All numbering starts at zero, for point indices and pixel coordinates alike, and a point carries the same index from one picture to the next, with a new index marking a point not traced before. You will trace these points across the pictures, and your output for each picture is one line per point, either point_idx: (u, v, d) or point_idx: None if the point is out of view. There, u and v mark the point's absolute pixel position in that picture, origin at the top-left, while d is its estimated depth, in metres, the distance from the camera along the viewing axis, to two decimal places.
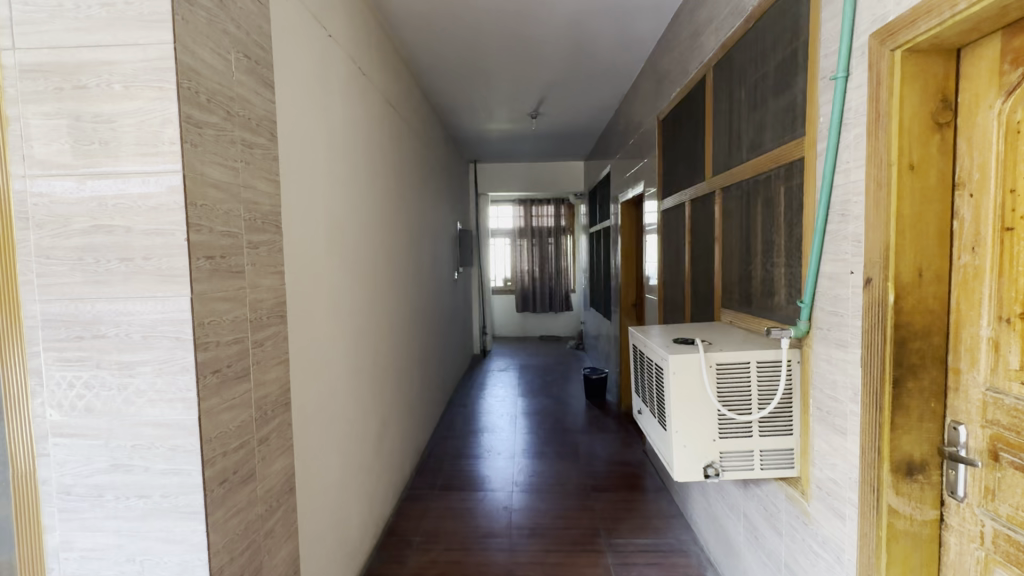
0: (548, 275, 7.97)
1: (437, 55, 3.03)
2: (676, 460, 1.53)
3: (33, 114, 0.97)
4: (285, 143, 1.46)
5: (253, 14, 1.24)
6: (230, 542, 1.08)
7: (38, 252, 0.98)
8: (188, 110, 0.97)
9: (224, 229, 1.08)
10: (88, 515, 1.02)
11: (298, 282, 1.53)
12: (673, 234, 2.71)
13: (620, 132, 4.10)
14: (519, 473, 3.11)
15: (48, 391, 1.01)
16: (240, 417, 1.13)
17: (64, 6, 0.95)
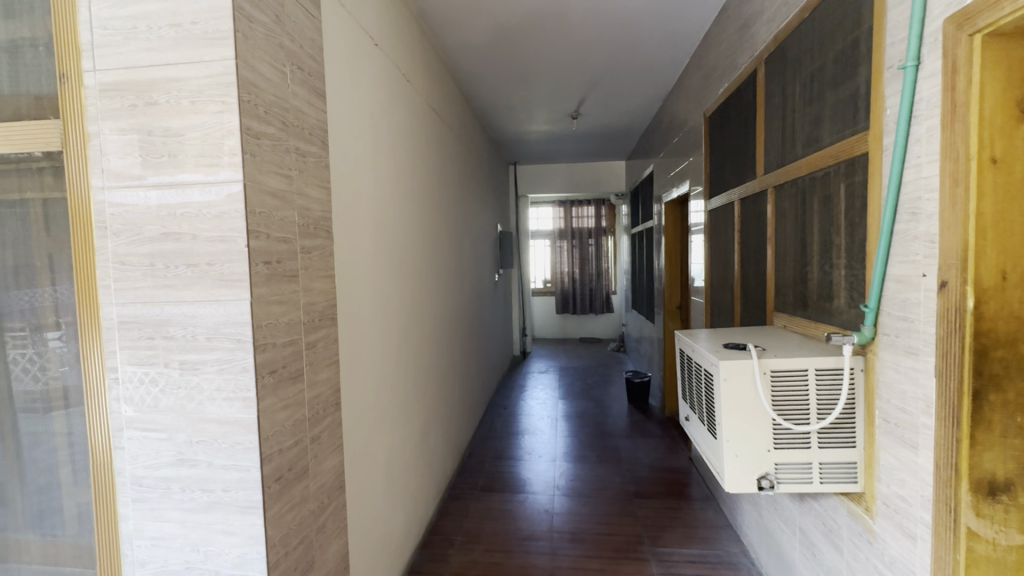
0: (589, 276, 7.88)
1: (478, 59, 3.05)
2: (727, 471, 1.47)
3: (111, 130, 1.04)
4: (335, 150, 1.50)
5: (307, 28, 1.28)
6: (285, 536, 1.12)
7: (115, 258, 1.06)
8: (247, 121, 1.01)
9: (280, 235, 1.12)
10: (158, 506, 1.09)
11: (347, 285, 1.57)
12: (721, 235, 2.62)
13: (664, 130, 4.00)
14: (559, 476, 3.09)
15: (123, 387, 1.08)
16: (294, 416, 1.17)
17: (136, 28, 1.02)
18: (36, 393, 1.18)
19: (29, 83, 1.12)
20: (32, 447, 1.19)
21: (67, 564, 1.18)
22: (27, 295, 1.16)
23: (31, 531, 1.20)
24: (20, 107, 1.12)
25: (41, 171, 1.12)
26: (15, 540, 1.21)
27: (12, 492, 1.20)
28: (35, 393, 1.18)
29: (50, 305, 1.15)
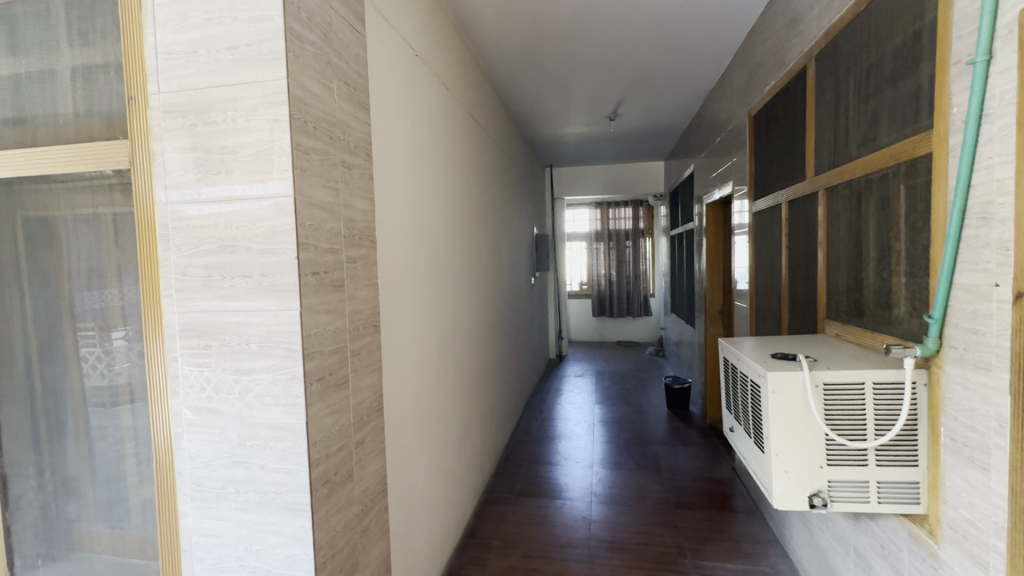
0: (626, 279, 7.76)
1: (516, 64, 3.06)
2: (775, 486, 1.41)
3: (173, 149, 1.11)
4: (379, 161, 1.54)
5: (352, 44, 1.32)
6: (331, 539, 1.15)
7: (177, 269, 1.12)
8: (297, 137, 1.05)
9: (328, 246, 1.16)
10: (214, 504, 1.15)
11: (389, 292, 1.61)
12: (767, 238, 2.52)
13: (705, 130, 3.89)
14: (597, 483, 3.05)
15: (183, 391, 1.15)
16: (340, 422, 1.21)
17: (197, 52, 1.08)
18: (105, 391, 1.26)
19: (102, 106, 1.20)
20: (102, 442, 1.27)
21: (133, 555, 1.26)
22: (98, 299, 1.25)
23: (101, 523, 1.29)
24: (94, 129, 1.20)
25: (110, 188, 1.20)
26: (87, 531, 1.30)
27: (85, 485, 1.29)
28: (103, 387, 1.26)
29: (118, 306, 1.24)
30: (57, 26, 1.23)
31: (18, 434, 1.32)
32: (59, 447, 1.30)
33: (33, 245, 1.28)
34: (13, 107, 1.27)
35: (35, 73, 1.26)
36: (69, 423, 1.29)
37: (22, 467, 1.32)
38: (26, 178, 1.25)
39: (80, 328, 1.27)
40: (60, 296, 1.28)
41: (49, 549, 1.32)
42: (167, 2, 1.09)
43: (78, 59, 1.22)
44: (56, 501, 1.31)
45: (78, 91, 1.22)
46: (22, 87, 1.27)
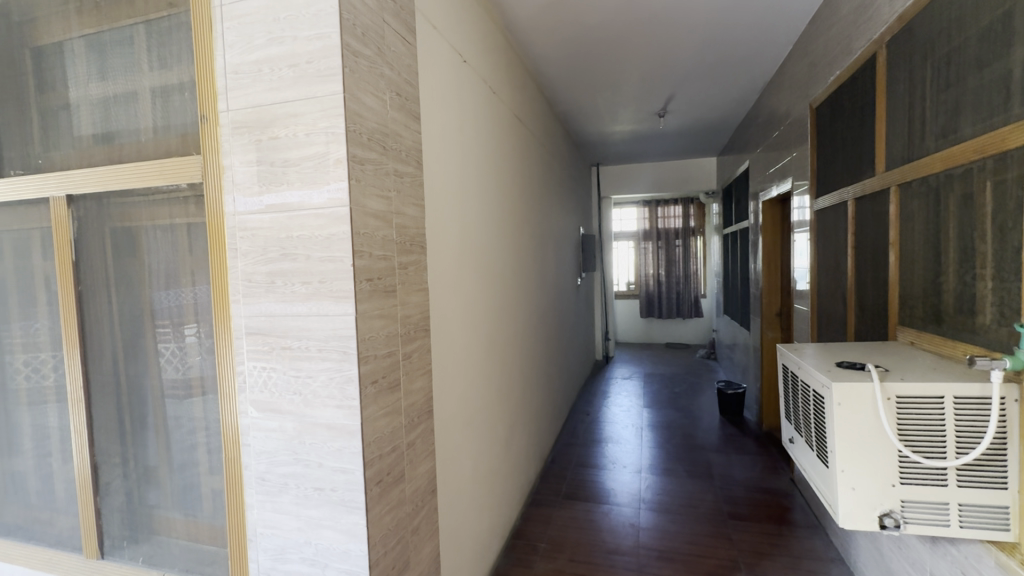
0: (676, 279, 7.54)
1: (562, 65, 3.05)
2: (841, 504, 1.33)
3: (240, 163, 1.18)
4: (429, 168, 1.58)
5: (404, 55, 1.36)
6: (384, 536, 1.19)
7: (244, 276, 1.19)
8: (352, 149, 1.09)
9: (381, 253, 1.20)
10: (277, 498, 1.21)
11: (439, 295, 1.64)
12: (831, 237, 2.38)
13: (761, 124, 3.72)
14: (645, 489, 2.98)
15: (249, 390, 1.22)
16: (392, 423, 1.24)
17: (261, 71, 1.14)
18: (180, 387, 1.36)
19: (177, 123, 1.30)
20: (178, 435, 1.37)
21: (205, 542, 1.35)
22: (175, 301, 1.35)
23: (177, 511, 1.39)
24: (170, 145, 1.30)
25: (185, 200, 1.29)
26: (165, 517, 1.40)
27: (163, 474, 1.40)
28: (178, 381, 1.36)
29: (191, 307, 1.33)
30: (139, 51, 1.34)
31: (107, 425, 1.45)
32: (142, 439, 1.42)
33: (119, 252, 1.40)
34: (103, 126, 1.40)
35: (121, 94, 1.37)
36: (149, 417, 1.41)
37: (111, 456, 1.45)
38: (112, 191, 1.36)
39: (159, 328, 1.38)
40: (141, 300, 1.39)
41: (133, 532, 1.44)
42: (235, 25, 1.16)
43: (157, 81, 1.32)
44: (139, 489, 1.43)
45: (157, 111, 1.32)
46: (110, 108, 1.39)
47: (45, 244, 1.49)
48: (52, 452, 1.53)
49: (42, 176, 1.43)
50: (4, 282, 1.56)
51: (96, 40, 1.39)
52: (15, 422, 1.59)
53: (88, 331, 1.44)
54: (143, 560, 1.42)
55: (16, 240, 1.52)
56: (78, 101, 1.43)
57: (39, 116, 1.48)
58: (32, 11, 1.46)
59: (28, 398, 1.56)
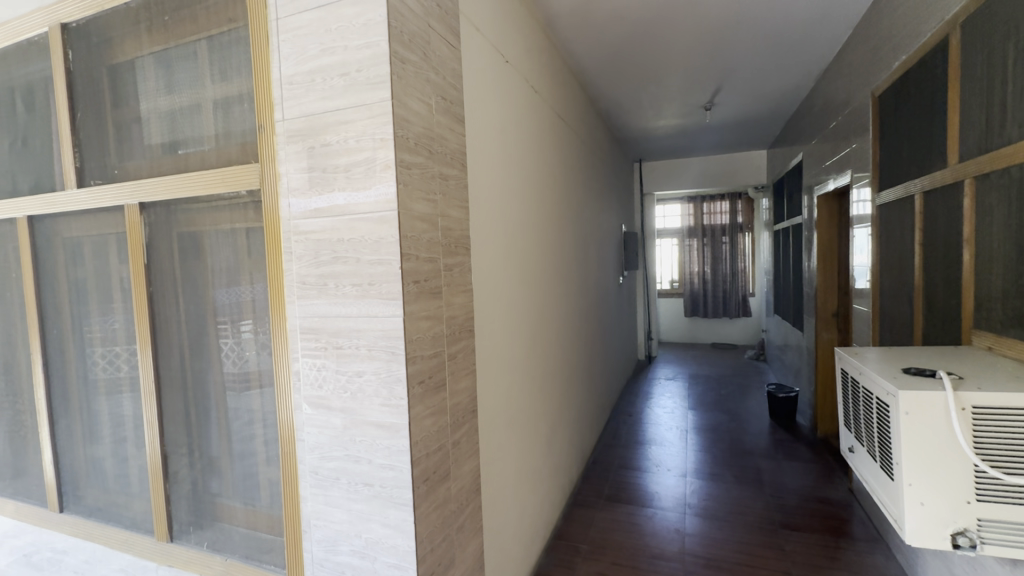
0: (722, 277, 7.29)
1: (605, 61, 3.00)
2: (908, 520, 1.25)
3: (295, 170, 1.23)
4: (473, 169, 1.59)
5: (449, 59, 1.38)
6: (431, 533, 1.22)
7: (298, 278, 1.24)
8: (400, 154, 1.12)
9: (427, 255, 1.22)
10: (330, 492, 1.25)
11: (482, 295, 1.66)
12: (896, 234, 2.23)
13: (817, 114, 3.53)
14: (690, 494, 2.90)
15: (304, 388, 1.27)
16: (438, 422, 1.27)
17: (314, 80, 1.18)
18: (240, 382, 1.43)
19: (237, 133, 1.37)
20: (238, 427, 1.45)
21: (263, 531, 1.42)
22: (235, 300, 1.42)
23: (238, 500, 1.47)
24: (231, 154, 1.37)
25: (244, 206, 1.36)
26: (227, 505, 1.49)
27: (225, 465, 1.48)
28: (238, 376, 1.44)
29: (250, 307, 1.40)
30: (202, 65, 1.42)
31: (175, 417, 1.55)
32: (206, 431, 1.51)
33: (185, 255, 1.49)
34: (171, 136, 1.49)
35: (186, 106, 1.46)
36: (212, 410, 1.49)
37: (178, 445, 1.55)
38: (178, 198, 1.45)
39: (220, 326, 1.46)
40: (205, 300, 1.47)
41: (198, 518, 1.53)
42: (289, 38, 1.21)
43: (219, 93, 1.39)
44: (203, 478, 1.52)
45: (219, 121, 1.40)
46: (177, 119, 1.48)
47: (120, 247, 1.60)
48: (127, 440, 1.66)
49: (118, 186, 1.54)
50: (85, 282, 1.69)
51: (163, 56, 1.48)
52: (95, 411, 1.72)
53: (159, 328, 1.55)
54: (208, 544, 1.51)
55: (95, 244, 1.65)
56: (148, 114, 1.53)
57: (114, 128, 1.59)
58: (107, 30, 1.57)
59: (106, 390, 1.69)
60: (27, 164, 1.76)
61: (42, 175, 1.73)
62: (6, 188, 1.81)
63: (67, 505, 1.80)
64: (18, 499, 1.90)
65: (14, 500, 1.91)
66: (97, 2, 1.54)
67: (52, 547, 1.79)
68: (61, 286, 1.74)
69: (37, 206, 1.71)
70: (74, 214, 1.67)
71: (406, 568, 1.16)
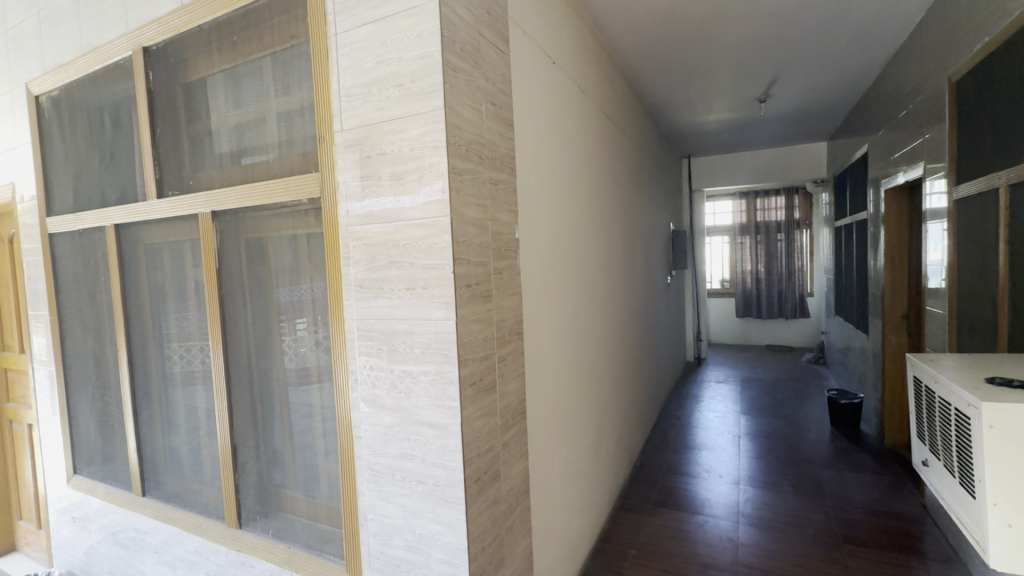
0: (777, 276, 6.97)
1: (653, 57, 2.94)
2: (992, 542, 1.16)
3: (352, 178, 1.28)
4: (522, 173, 1.61)
5: (498, 65, 1.40)
6: (482, 533, 1.24)
7: (356, 282, 1.29)
8: (452, 161, 1.15)
9: (478, 259, 1.25)
10: (384, 488, 1.30)
11: (531, 297, 1.67)
12: (975, 230, 2.07)
13: (885, 103, 3.30)
14: (744, 503, 2.80)
15: (361, 386, 1.32)
16: (488, 423, 1.30)
17: (370, 92, 1.23)
18: (301, 379, 1.51)
19: (299, 143, 1.44)
20: (299, 423, 1.53)
21: (323, 522, 1.49)
22: (296, 300, 1.50)
23: (299, 491, 1.55)
24: (294, 163, 1.45)
25: (305, 212, 1.43)
26: (289, 496, 1.57)
27: (287, 457, 1.57)
28: (299, 374, 1.51)
29: (310, 308, 1.47)
30: (267, 80, 1.51)
31: (243, 411, 1.66)
32: (270, 425, 1.60)
33: (251, 259, 1.58)
34: (239, 148, 1.59)
35: (252, 119, 1.55)
36: (275, 405, 1.58)
37: (246, 438, 1.66)
38: (246, 206, 1.55)
39: (282, 325, 1.54)
40: (269, 302, 1.56)
41: (264, 507, 1.63)
42: (347, 51, 1.26)
43: (282, 106, 1.47)
44: (268, 469, 1.61)
45: (281, 132, 1.48)
46: (244, 132, 1.57)
47: (195, 252, 1.73)
48: (200, 431, 1.78)
49: (192, 195, 1.66)
50: (163, 284, 1.84)
51: (232, 73, 1.59)
52: (173, 404, 1.86)
53: (228, 327, 1.66)
54: (272, 532, 1.60)
55: (173, 249, 1.78)
56: (219, 128, 1.64)
57: (188, 142, 1.72)
58: (182, 52, 1.69)
59: (182, 384, 1.82)
60: (114, 177, 1.93)
61: (127, 187, 1.89)
62: (97, 200, 1.99)
63: (148, 490, 1.95)
64: (107, 483, 2.08)
65: (103, 483, 2.09)
66: (173, 26, 1.66)
67: (136, 528, 1.95)
68: (143, 288, 1.90)
69: (123, 215, 1.87)
70: (154, 222, 1.82)
71: (458, 565, 1.18)
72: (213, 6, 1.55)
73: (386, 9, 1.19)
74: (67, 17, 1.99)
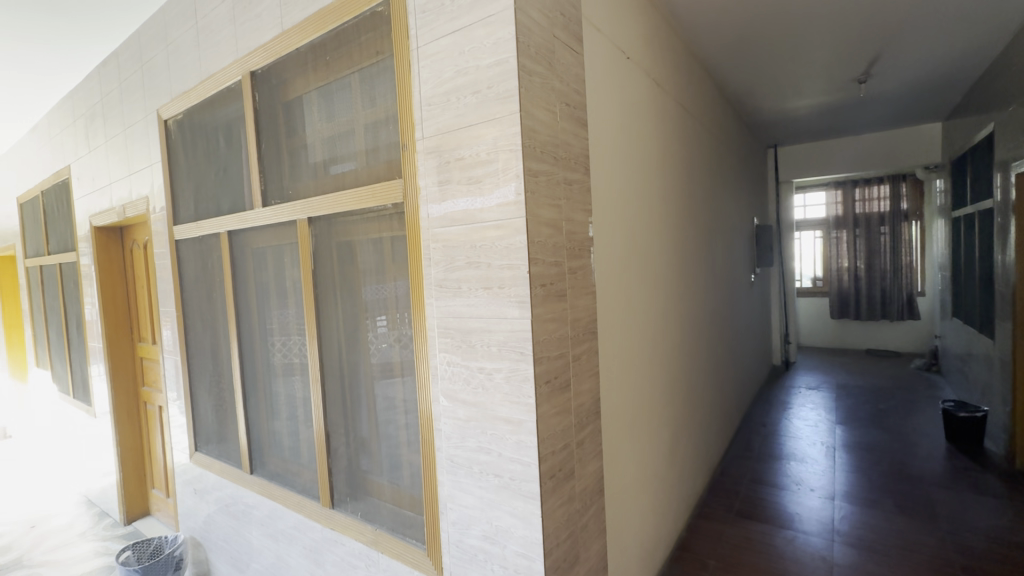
0: (880, 273, 6.31)
1: (735, 43, 2.79)
2: None
3: (433, 182, 1.34)
4: (596, 171, 1.60)
5: (572, 65, 1.41)
6: (557, 529, 1.26)
7: (436, 282, 1.36)
8: (528, 163, 1.18)
9: (553, 259, 1.27)
10: (463, 479, 1.35)
11: (605, 296, 1.66)
12: None
13: (1015, 74, 2.88)
14: (840, 520, 2.58)
15: (440, 381, 1.39)
16: (563, 422, 1.31)
17: (450, 100, 1.28)
18: (385, 373, 1.61)
19: (383, 151, 1.54)
20: (384, 414, 1.63)
21: (407, 508, 1.58)
22: (381, 298, 1.60)
23: (384, 478, 1.65)
24: (379, 170, 1.55)
25: (389, 217, 1.53)
26: (375, 482, 1.68)
27: (374, 445, 1.68)
28: (384, 368, 1.61)
29: (393, 306, 1.56)
30: (354, 94, 1.62)
31: (335, 401, 1.80)
32: (358, 414, 1.72)
33: (342, 261, 1.71)
34: (330, 158, 1.73)
35: (342, 131, 1.68)
36: (363, 397, 1.70)
37: (337, 426, 1.80)
38: (338, 212, 1.68)
39: (368, 322, 1.65)
40: (357, 300, 1.68)
41: (352, 491, 1.76)
42: (428, 62, 1.33)
43: (369, 117, 1.58)
44: (357, 456, 1.74)
45: (368, 142, 1.58)
46: (335, 142, 1.70)
47: (294, 255, 1.90)
48: (299, 418, 1.96)
49: (292, 204, 1.82)
50: (267, 284, 2.04)
51: (325, 90, 1.73)
52: (275, 393, 2.06)
53: (322, 324, 1.81)
54: (361, 514, 1.73)
55: (276, 253, 1.97)
56: (313, 140, 1.79)
57: (288, 155, 1.89)
58: (282, 74, 1.87)
59: (283, 374, 2.01)
60: (227, 189, 2.17)
61: (237, 198, 2.12)
62: (213, 209, 2.25)
63: (255, 468, 2.18)
64: (222, 460, 2.35)
65: (218, 460, 2.36)
66: (275, 51, 1.84)
67: (245, 502, 2.18)
68: (250, 287, 2.12)
69: (234, 222, 2.09)
70: (259, 228, 2.02)
71: (534, 559, 1.21)
72: (310, 30, 1.70)
73: (464, 19, 1.24)
74: (189, 49, 2.27)
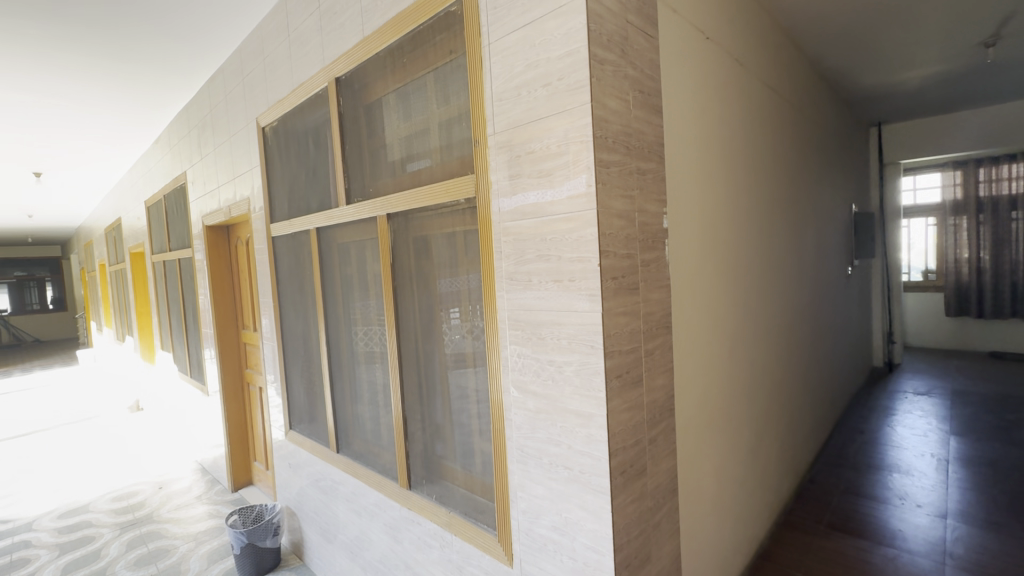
0: (1009, 264, 5.51)
1: (832, 13, 2.54)
2: None
3: (504, 177, 1.36)
4: (671, 159, 1.54)
5: (646, 50, 1.36)
6: (628, 525, 1.25)
7: (508, 274, 1.38)
8: (599, 154, 1.16)
9: (625, 252, 1.25)
10: (533, 470, 1.37)
11: (681, 290, 1.60)
12: None
13: None
14: (954, 541, 2.30)
15: (511, 372, 1.41)
16: (634, 418, 1.29)
17: (520, 94, 1.29)
18: (457, 363, 1.66)
19: (457, 147, 1.58)
20: (457, 402, 1.69)
21: (478, 494, 1.63)
22: (454, 290, 1.65)
23: (457, 464, 1.71)
24: (452, 167, 1.59)
25: (462, 211, 1.57)
26: (449, 467, 1.75)
27: (448, 431, 1.74)
28: (457, 358, 1.66)
29: (466, 298, 1.61)
30: (429, 93, 1.68)
31: (412, 388, 1.89)
32: (433, 402, 1.80)
33: (418, 254, 1.79)
34: (407, 156, 1.80)
35: (418, 129, 1.75)
36: (438, 385, 1.77)
37: (414, 412, 1.89)
38: (414, 208, 1.75)
39: (442, 313, 1.71)
40: (432, 292, 1.75)
41: (428, 474, 1.84)
42: (499, 57, 1.34)
43: (443, 115, 1.63)
44: (432, 441, 1.82)
45: (442, 139, 1.64)
46: (412, 141, 1.78)
47: (374, 249, 2.02)
48: (379, 404, 2.08)
49: (372, 201, 1.93)
50: (351, 277, 2.18)
51: (402, 91, 1.80)
52: (358, 378, 2.21)
53: (401, 314, 1.91)
54: (435, 497, 1.80)
55: (359, 247, 2.10)
56: (391, 140, 1.88)
57: (369, 154, 2.00)
58: (364, 79, 1.98)
59: (365, 362, 2.15)
60: (316, 188, 2.34)
61: (324, 197, 2.29)
62: (303, 208, 2.44)
63: (341, 447, 2.35)
64: (312, 439, 2.55)
65: (309, 439, 2.57)
66: (357, 57, 1.95)
67: (333, 478, 2.36)
68: (336, 280, 2.27)
69: (322, 220, 2.26)
70: (343, 225, 2.16)
71: (604, 553, 1.21)
72: (388, 35, 1.78)
73: (535, 12, 1.24)
74: (282, 61, 2.46)
